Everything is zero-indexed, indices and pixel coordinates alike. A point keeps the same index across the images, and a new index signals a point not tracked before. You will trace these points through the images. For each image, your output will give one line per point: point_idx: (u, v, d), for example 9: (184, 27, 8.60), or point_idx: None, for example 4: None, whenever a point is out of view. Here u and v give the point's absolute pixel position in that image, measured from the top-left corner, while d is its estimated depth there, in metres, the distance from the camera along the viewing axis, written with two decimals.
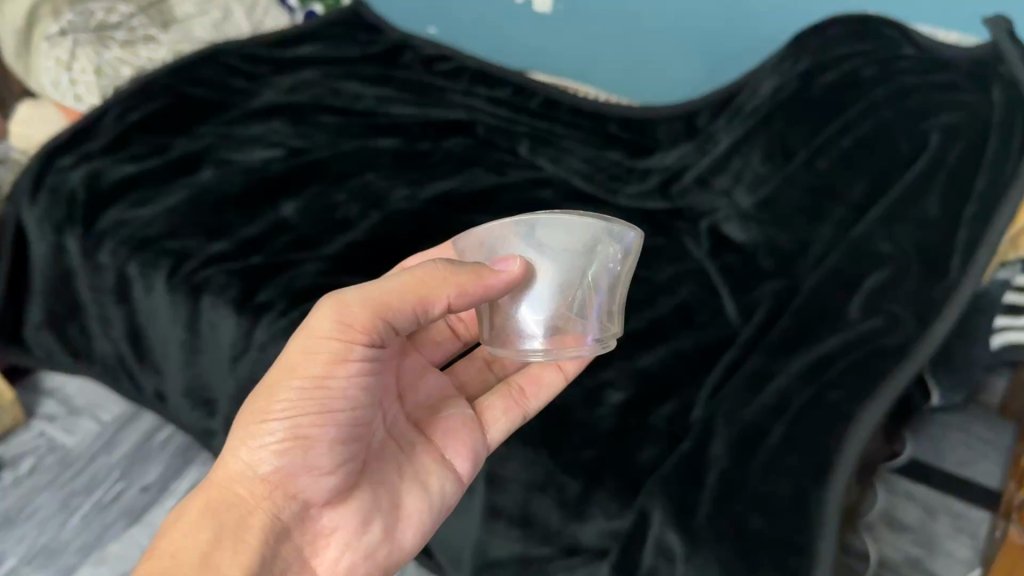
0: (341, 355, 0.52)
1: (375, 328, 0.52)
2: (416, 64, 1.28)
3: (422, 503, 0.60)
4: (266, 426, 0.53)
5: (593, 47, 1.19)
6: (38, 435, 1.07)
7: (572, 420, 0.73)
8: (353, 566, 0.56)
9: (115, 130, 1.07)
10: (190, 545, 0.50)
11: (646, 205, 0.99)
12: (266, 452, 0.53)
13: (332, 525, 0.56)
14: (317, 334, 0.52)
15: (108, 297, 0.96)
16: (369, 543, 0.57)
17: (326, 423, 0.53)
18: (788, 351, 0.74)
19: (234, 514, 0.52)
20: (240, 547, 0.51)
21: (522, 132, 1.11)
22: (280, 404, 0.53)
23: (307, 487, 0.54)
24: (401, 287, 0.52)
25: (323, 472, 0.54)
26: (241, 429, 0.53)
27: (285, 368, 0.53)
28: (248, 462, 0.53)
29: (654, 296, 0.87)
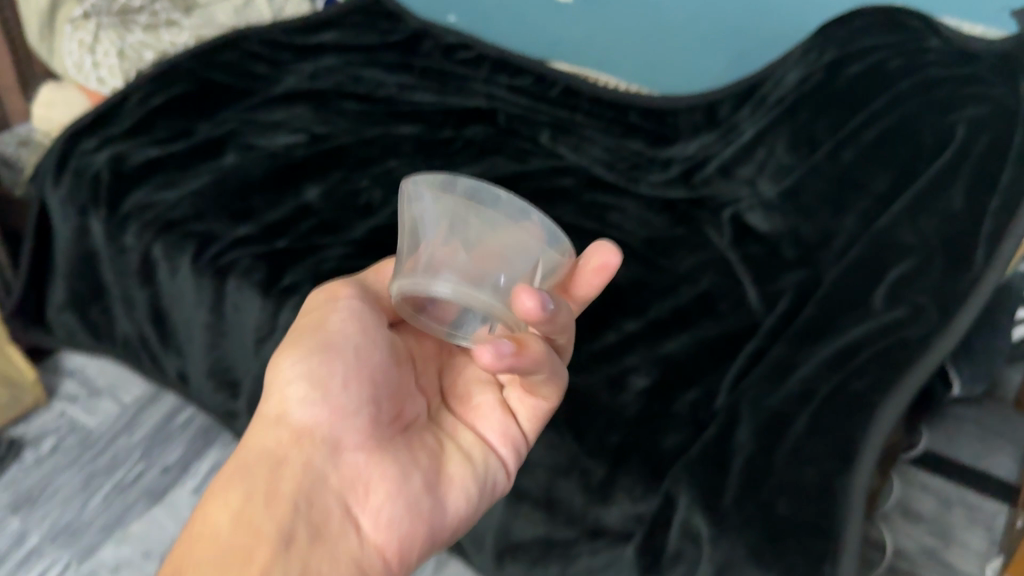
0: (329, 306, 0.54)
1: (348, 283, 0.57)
2: (437, 52, 1.28)
3: (469, 463, 0.54)
4: (281, 379, 0.52)
5: (614, 37, 1.19)
6: (59, 415, 1.08)
7: (597, 405, 0.74)
8: (398, 514, 0.49)
9: (139, 113, 1.08)
10: (222, 506, 0.47)
11: (668, 194, 1.00)
12: (288, 401, 0.51)
13: (366, 473, 0.50)
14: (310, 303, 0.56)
15: (133, 279, 0.96)
16: (413, 493, 0.50)
17: (338, 361, 0.51)
18: (812, 339, 0.75)
19: (267, 472, 0.49)
20: (273, 498, 0.47)
21: (543, 122, 1.12)
22: (292, 357, 0.52)
23: (336, 429, 0.50)
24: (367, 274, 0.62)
25: (349, 412, 0.51)
26: (266, 397, 0.52)
27: (293, 336, 0.54)
28: (275, 419, 0.51)
29: (676, 285, 0.87)
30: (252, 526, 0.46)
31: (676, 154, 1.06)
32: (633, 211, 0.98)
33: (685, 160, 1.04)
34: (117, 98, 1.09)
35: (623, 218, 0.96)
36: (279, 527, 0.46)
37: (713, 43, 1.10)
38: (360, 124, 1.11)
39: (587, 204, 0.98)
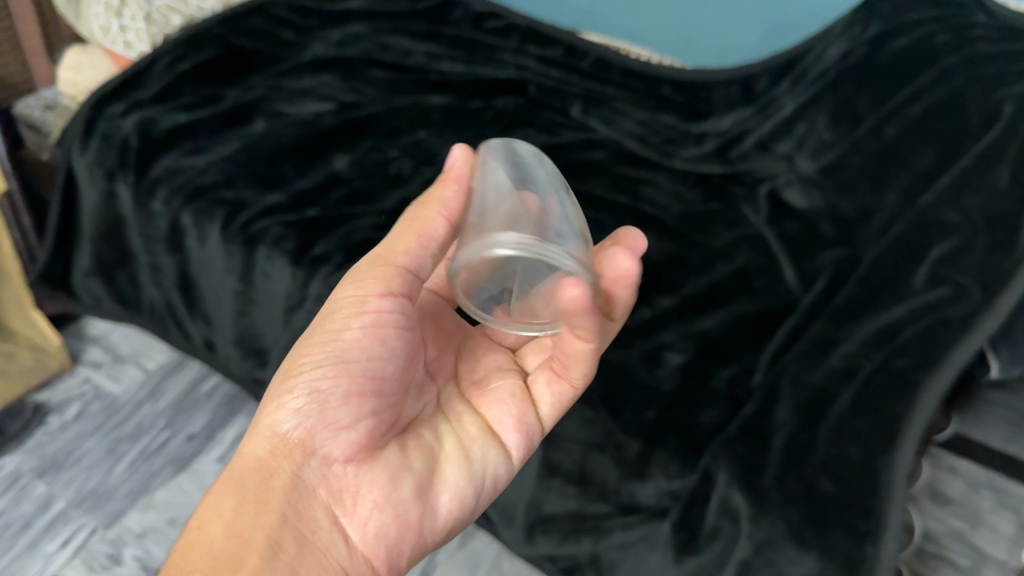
0: (352, 311, 0.52)
1: (390, 277, 0.52)
2: (465, 21, 1.25)
3: (460, 467, 0.57)
4: (286, 387, 0.53)
5: (647, 8, 1.17)
6: (84, 381, 1.08)
7: (633, 380, 0.73)
8: (384, 524, 0.52)
9: (167, 79, 1.07)
10: (214, 514, 0.50)
11: (701, 169, 0.99)
12: (286, 409, 0.52)
13: (354, 483, 0.52)
14: (335, 299, 0.54)
15: (160, 246, 0.96)
16: (400, 501, 0.53)
17: (340, 375, 0.52)
18: (852, 317, 0.74)
19: (256, 480, 0.51)
20: (261, 509, 0.50)
21: (573, 94, 1.10)
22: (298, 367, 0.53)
23: (328, 442, 0.52)
24: (396, 235, 0.54)
25: (342, 427, 0.52)
26: (268, 397, 0.53)
27: (306, 336, 0.54)
28: (270, 425, 0.52)
29: (711, 261, 0.86)
30: (242, 541, 0.48)
31: (711, 128, 1.04)
32: (666, 186, 0.96)
33: (720, 135, 1.02)
34: (144, 63, 1.08)
35: (656, 192, 0.95)
36: (265, 542, 0.48)
37: (750, 14, 1.08)
38: (388, 92, 1.10)
39: (619, 177, 0.97)
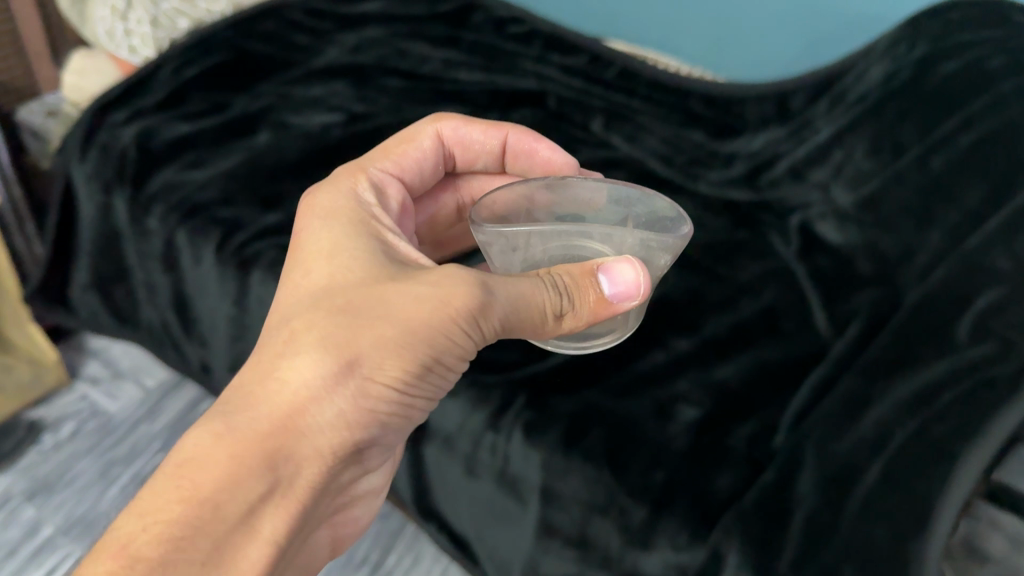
0: (463, 356, 0.53)
1: (510, 327, 0.54)
2: (487, 26, 1.19)
3: None
4: (373, 387, 0.49)
5: (678, 17, 1.10)
6: (81, 398, 1.05)
7: (641, 435, 0.67)
8: (354, 520, 0.59)
9: (171, 85, 1.02)
10: (242, 497, 0.44)
11: (729, 195, 0.92)
12: (365, 418, 0.50)
13: (356, 485, 0.58)
14: (455, 316, 0.50)
15: (156, 264, 0.92)
16: (375, 497, 0.61)
17: (417, 407, 0.54)
18: (886, 372, 0.67)
19: (290, 472, 0.46)
20: (284, 505, 0.47)
21: (597, 107, 1.03)
22: (394, 371, 0.49)
23: (368, 455, 0.55)
24: (525, 296, 0.54)
25: (385, 447, 0.56)
26: (347, 379, 0.48)
27: (410, 329, 0.49)
28: (339, 418, 0.48)
29: (735, 299, 0.80)
30: (254, 535, 0.45)
31: (740, 147, 0.97)
32: (690, 212, 0.90)
33: (751, 155, 0.95)
34: (150, 67, 1.04)
35: None
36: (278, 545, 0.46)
37: (785, 26, 1.01)
38: (399, 100, 1.05)
39: None
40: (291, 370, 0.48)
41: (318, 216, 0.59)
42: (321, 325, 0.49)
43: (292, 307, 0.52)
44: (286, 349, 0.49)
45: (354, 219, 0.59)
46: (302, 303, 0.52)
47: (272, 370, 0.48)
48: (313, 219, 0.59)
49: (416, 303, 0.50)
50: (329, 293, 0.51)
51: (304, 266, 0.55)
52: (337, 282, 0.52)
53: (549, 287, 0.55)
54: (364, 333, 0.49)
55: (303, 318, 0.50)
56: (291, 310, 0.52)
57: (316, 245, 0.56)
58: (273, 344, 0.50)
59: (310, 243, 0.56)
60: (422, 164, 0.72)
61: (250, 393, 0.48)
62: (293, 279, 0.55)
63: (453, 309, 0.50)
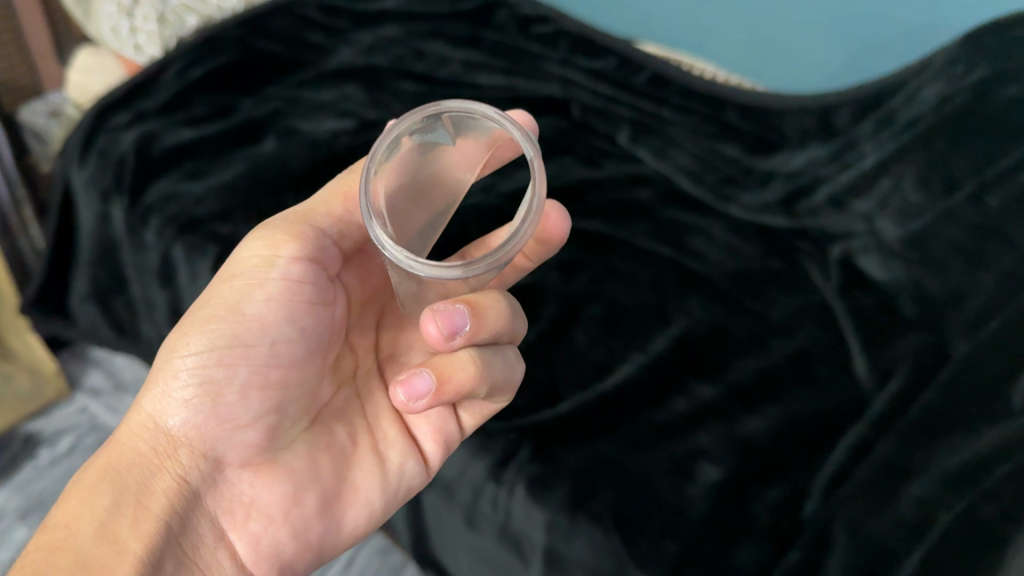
0: (249, 277, 0.52)
1: (303, 237, 0.53)
2: (511, 25, 1.12)
3: (378, 481, 0.57)
4: (179, 368, 0.52)
5: (713, 20, 1.02)
6: (81, 410, 1.02)
7: (655, 497, 0.61)
8: (279, 543, 0.53)
9: (176, 87, 0.98)
10: (85, 512, 0.48)
11: (763, 220, 0.84)
12: (172, 400, 0.52)
13: (252, 494, 0.53)
14: (237, 266, 0.53)
15: (152, 279, 0.87)
16: (300, 517, 0.53)
17: (235, 364, 0.52)
18: (927, 436, 0.61)
19: (137, 478, 0.50)
20: (138, 511, 0.49)
21: (623, 117, 0.97)
22: (190, 339, 0.52)
23: (224, 443, 0.52)
24: (322, 201, 0.55)
25: (240, 425, 0.52)
26: (155, 381, 0.53)
27: (204, 305, 0.54)
28: (157, 415, 0.52)
29: (765, 339, 0.73)
30: (116, 544, 0.47)
31: (778, 166, 0.90)
32: (719, 236, 0.83)
33: (789, 176, 0.88)
34: (154, 67, 0.99)
35: (706, 243, 0.83)
36: (143, 552, 0.47)
37: (831, 30, 0.93)
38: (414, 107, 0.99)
39: (664, 226, 0.85)
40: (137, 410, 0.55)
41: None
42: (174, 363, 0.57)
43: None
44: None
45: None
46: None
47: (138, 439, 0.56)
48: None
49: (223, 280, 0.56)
50: None
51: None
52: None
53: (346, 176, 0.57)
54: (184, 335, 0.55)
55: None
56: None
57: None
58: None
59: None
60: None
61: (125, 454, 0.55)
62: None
63: (233, 264, 0.54)
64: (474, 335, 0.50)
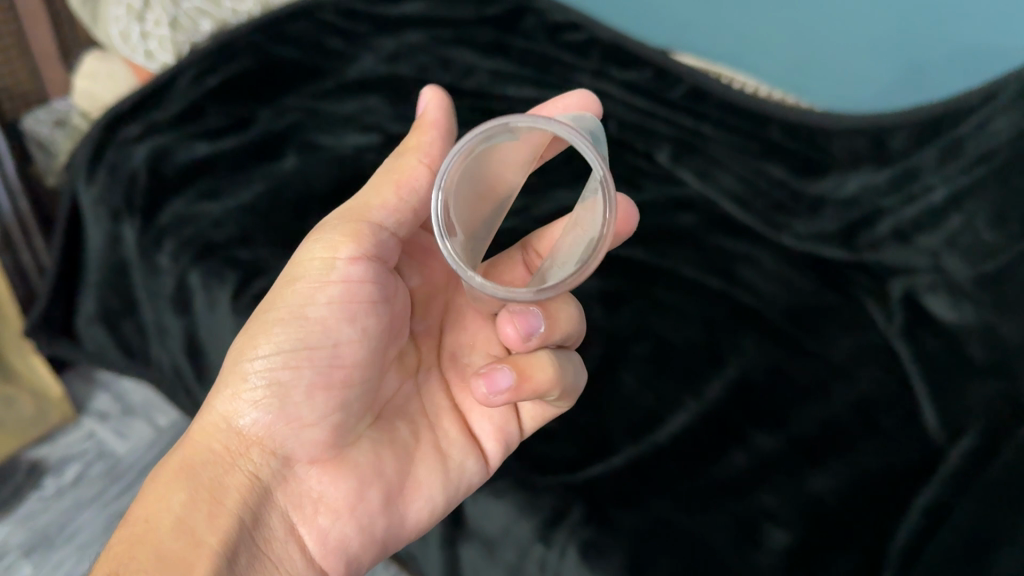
0: (309, 279, 0.50)
1: (361, 235, 0.49)
2: (540, 32, 1.07)
3: (440, 478, 0.56)
4: (250, 370, 0.50)
5: (757, 32, 0.97)
6: (87, 436, 0.97)
7: (720, 564, 0.56)
8: (346, 538, 0.52)
9: (190, 96, 0.93)
10: (164, 508, 0.47)
11: (818, 250, 0.80)
12: (241, 401, 0.50)
13: (320, 490, 0.51)
14: (300, 263, 0.51)
15: (166, 305, 0.82)
16: (366, 513, 0.52)
17: (302, 366, 0.50)
18: (1006, 510, 0.60)
19: (210, 474, 0.49)
20: (215, 506, 0.48)
21: (664, 136, 0.92)
22: (258, 340, 0.50)
23: (291, 442, 0.51)
24: (375, 188, 0.51)
25: (306, 425, 0.50)
26: (223, 380, 0.51)
27: (268, 304, 0.51)
28: (226, 414, 0.50)
29: (827, 383, 0.69)
30: (195, 541, 0.46)
31: (829, 192, 0.86)
32: (771, 267, 0.78)
33: (842, 202, 0.84)
34: (167, 75, 0.94)
35: (757, 275, 0.78)
36: (220, 546, 0.46)
37: (885, 47, 0.88)
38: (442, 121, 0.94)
39: (712, 254, 0.80)
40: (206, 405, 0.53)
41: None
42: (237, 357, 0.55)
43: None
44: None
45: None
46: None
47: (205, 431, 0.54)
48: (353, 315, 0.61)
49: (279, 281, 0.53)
50: None
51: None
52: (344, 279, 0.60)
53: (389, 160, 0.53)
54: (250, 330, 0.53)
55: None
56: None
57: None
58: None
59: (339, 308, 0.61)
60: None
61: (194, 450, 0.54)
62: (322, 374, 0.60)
63: (293, 267, 0.51)
64: (548, 335, 0.53)
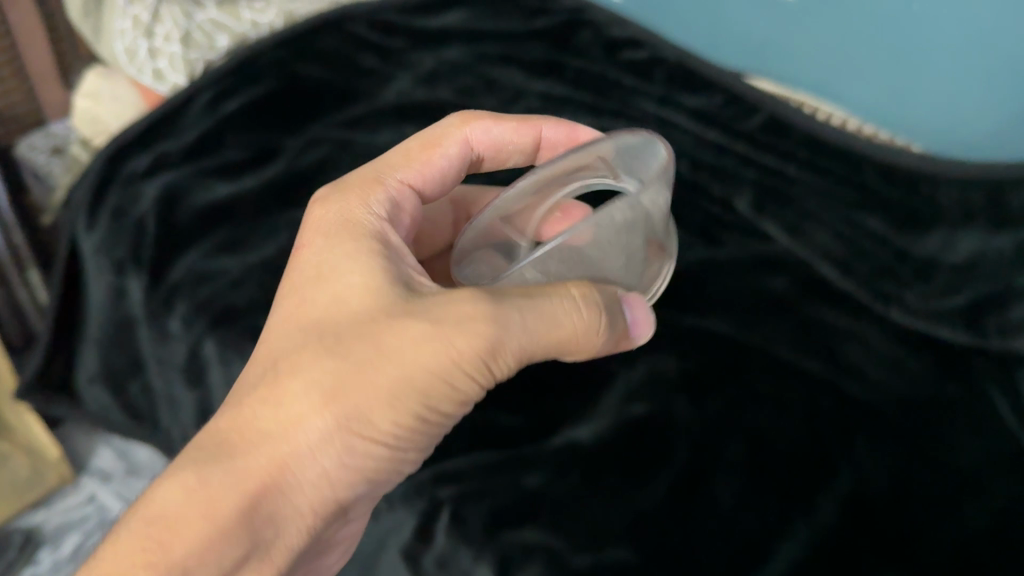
0: (472, 377, 0.50)
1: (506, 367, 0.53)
2: (595, 48, 0.95)
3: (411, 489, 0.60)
4: (361, 441, 0.48)
5: (847, 58, 0.86)
6: (88, 500, 0.88)
7: None
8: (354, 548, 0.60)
9: (205, 125, 0.82)
10: (210, 552, 0.44)
11: (933, 329, 0.69)
12: (345, 466, 0.48)
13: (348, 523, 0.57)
14: (451, 361, 0.48)
15: (176, 375, 0.72)
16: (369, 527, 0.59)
17: (404, 454, 0.52)
18: None
19: (271, 517, 0.47)
20: (266, 556, 0.47)
21: (746, 179, 0.80)
22: (395, 421, 0.48)
23: (352, 501, 0.52)
24: (548, 343, 0.51)
25: (375, 491, 0.53)
26: (325, 437, 0.47)
27: (403, 384, 0.48)
28: (321, 474, 0.48)
29: (956, 499, 0.59)
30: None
31: (937, 253, 0.74)
32: (880, 350, 0.68)
33: (958, 268, 0.73)
34: (179, 99, 0.83)
35: (863, 356, 0.67)
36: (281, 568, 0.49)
37: (1005, 91, 0.76)
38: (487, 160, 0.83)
39: (808, 331, 0.69)
40: (283, 419, 0.47)
41: (317, 253, 0.54)
42: (325, 376, 0.47)
43: (266, 343, 0.51)
44: (272, 394, 0.48)
45: (356, 230, 0.55)
46: (297, 337, 0.50)
47: (253, 421, 0.47)
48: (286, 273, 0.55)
49: (418, 350, 0.48)
50: (326, 329, 0.49)
51: (345, 288, 0.51)
52: (348, 241, 0.54)
53: (568, 302, 0.51)
54: (361, 377, 0.47)
55: (297, 353, 0.49)
56: (292, 355, 0.49)
57: (339, 272, 0.52)
58: (258, 392, 0.48)
59: (314, 262, 0.54)
60: (445, 173, 0.64)
61: (234, 447, 0.46)
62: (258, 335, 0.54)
63: (455, 351, 0.48)
64: None
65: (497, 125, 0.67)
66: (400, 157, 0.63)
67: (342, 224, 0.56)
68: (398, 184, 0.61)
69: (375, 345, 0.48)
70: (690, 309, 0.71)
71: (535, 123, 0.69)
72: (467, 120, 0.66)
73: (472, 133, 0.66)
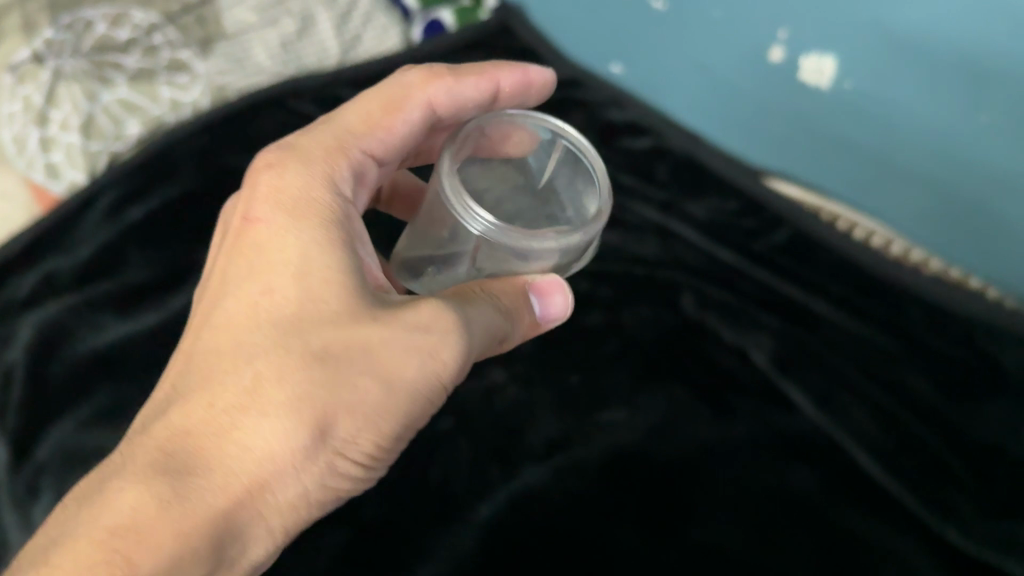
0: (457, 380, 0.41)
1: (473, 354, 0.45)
2: (588, 132, 0.80)
3: None
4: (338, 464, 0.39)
5: (895, 166, 0.70)
6: None
7: None
8: None
9: (105, 236, 0.67)
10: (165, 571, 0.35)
11: (998, 556, 0.54)
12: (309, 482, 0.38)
13: None
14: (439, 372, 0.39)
15: None
16: None
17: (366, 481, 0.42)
18: None
19: (235, 548, 0.38)
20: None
21: (765, 322, 0.66)
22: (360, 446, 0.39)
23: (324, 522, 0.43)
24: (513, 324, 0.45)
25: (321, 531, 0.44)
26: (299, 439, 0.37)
27: (373, 403, 0.38)
28: (293, 492, 0.38)
29: None
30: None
31: (1001, 440, 0.60)
32: None
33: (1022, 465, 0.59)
34: (75, 202, 0.68)
35: None
36: None
37: None
38: None
39: (840, 550, 0.54)
40: (262, 447, 0.36)
41: (278, 239, 0.41)
42: (309, 394, 0.37)
43: (223, 336, 0.39)
44: (250, 404, 0.37)
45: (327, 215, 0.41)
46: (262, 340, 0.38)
47: (228, 430, 0.37)
48: (237, 252, 0.41)
49: (404, 360, 0.38)
50: (298, 335, 0.38)
51: (323, 285, 0.39)
52: (320, 228, 0.41)
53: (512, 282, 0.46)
54: (323, 380, 0.37)
55: (273, 359, 0.38)
56: (267, 357, 0.38)
57: (308, 267, 0.40)
58: (230, 397, 0.37)
59: (274, 249, 0.40)
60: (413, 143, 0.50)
61: (208, 460, 0.37)
62: (207, 315, 0.41)
63: (441, 365, 0.39)
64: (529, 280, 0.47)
65: (460, 82, 0.50)
66: (357, 122, 0.47)
67: (299, 207, 0.42)
68: (360, 158, 0.46)
69: (354, 350, 0.38)
70: (693, 514, 0.55)
71: (493, 71, 0.51)
72: (428, 76, 0.49)
73: (435, 95, 0.49)
